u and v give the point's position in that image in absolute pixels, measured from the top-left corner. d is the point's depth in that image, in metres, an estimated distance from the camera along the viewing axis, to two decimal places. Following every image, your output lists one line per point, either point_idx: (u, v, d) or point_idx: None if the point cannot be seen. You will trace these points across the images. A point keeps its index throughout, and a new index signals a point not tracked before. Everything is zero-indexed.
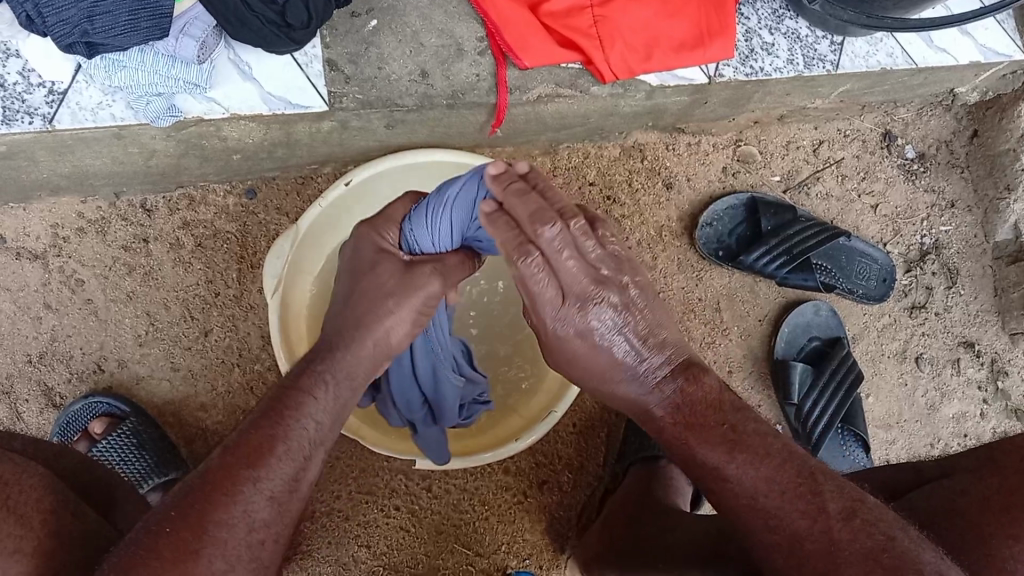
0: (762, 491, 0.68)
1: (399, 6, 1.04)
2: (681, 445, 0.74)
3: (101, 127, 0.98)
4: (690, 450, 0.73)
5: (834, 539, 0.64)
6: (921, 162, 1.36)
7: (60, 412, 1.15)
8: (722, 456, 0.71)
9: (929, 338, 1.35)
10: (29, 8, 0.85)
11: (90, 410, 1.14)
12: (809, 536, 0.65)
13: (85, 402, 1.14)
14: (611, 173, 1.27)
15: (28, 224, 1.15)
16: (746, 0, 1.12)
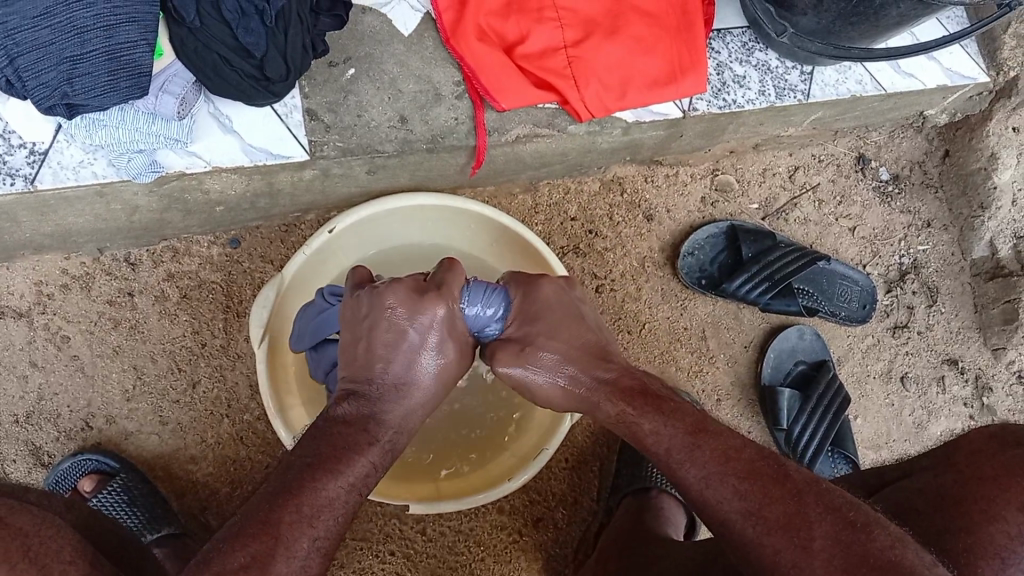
0: (737, 495, 0.69)
1: (376, 54, 1.05)
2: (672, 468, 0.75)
3: (83, 185, 0.98)
4: (679, 474, 0.74)
5: (810, 520, 0.65)
6: (895, 183, 1.38)
7: (49, 471, 1.14)
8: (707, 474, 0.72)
9: (913, 357, 1.36)
10: (9, 73, 0.85)
11: (80, 468, 1.13)
12: (783, 520, 0.66)
13: (74, 460, 1.13)
14: (592, 208, 1.29)
15: (12, 283, 1.15)
16: (716, 35, 1.15)
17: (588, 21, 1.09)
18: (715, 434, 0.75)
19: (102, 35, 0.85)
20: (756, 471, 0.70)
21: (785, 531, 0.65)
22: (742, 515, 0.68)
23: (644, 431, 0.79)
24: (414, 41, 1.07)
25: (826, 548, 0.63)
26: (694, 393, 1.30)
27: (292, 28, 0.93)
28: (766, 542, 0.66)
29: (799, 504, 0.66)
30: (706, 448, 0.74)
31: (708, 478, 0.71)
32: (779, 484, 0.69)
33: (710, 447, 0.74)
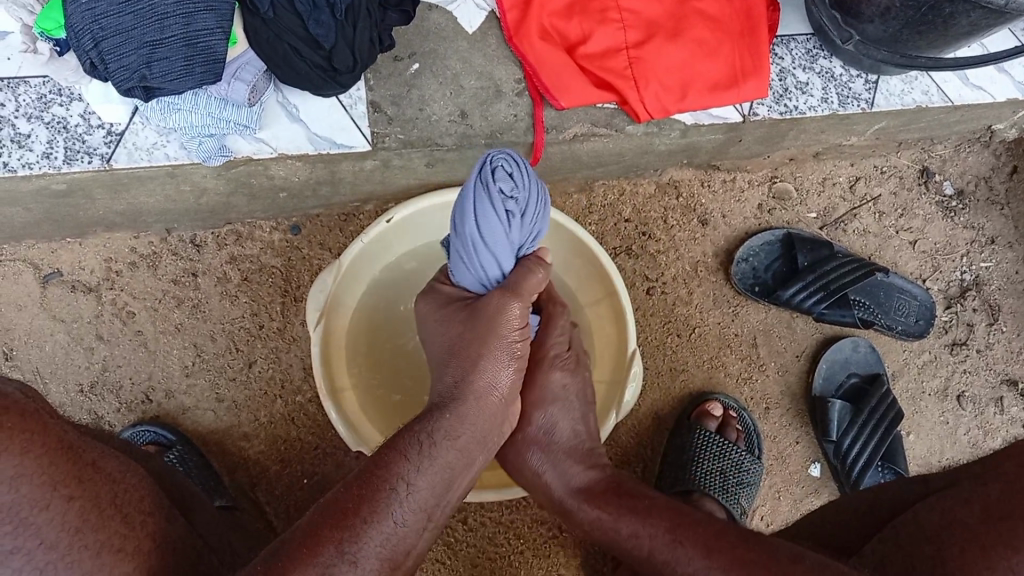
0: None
1: (440, 49, 1.08)
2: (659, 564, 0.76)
3: (155, 166, 1.02)
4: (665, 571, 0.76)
5: None
6: (960, 199, 1.35)
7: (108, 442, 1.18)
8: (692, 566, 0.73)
9: (970, 376, 1.33)
10: (94, 56, 0.89)
11: (138, 439, 1.17)
12: None
13: (133, 430, 1.17)
14: (647, 210, 1.29)
15: (84, 259, 1.20)
16: (779, 41, 1.14)
17: (651, 23, 1.10)
18: (693, 526, 0.77)
19: (181, 22, 0.89)
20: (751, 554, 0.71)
21: None
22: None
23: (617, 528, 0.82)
24: (477, 39, 1.09)
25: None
26: (742, 400, 1.29)
27: (361, 22, 0.95)
28: None
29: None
30: (687, 543, 0.75)
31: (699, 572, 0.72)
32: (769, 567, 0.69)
33: (688, 544, 0.75)
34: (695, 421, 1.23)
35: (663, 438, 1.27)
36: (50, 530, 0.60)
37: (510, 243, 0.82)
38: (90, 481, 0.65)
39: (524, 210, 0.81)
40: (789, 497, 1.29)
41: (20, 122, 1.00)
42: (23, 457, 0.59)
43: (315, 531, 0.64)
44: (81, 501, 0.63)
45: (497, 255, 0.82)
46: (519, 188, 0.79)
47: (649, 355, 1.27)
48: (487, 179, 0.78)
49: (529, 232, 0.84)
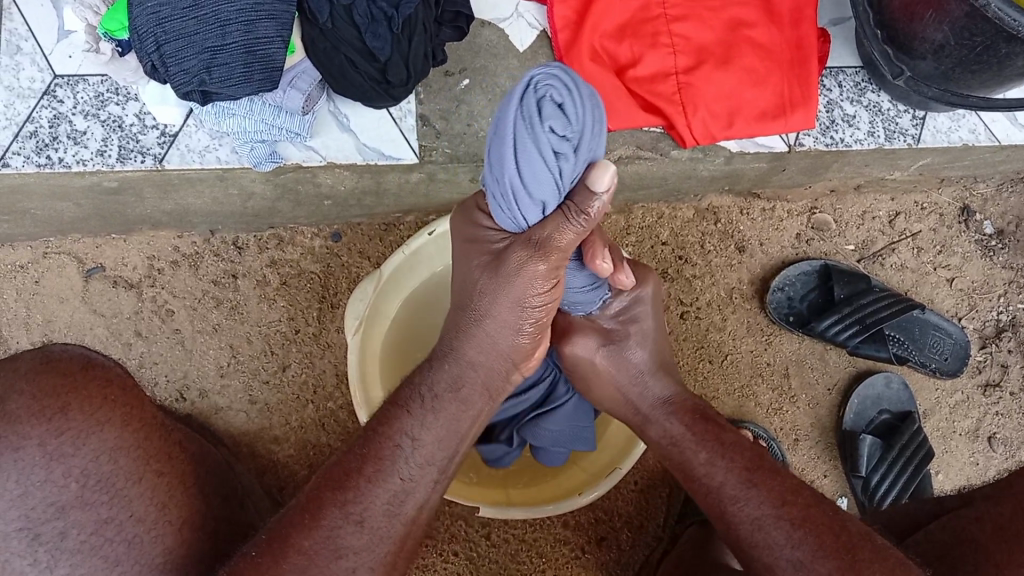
0: (789, 542, 0.75)
1: (490, 66, 1.09)
2: (728, 495, 0.82)
3: (206, 168, 1.04)
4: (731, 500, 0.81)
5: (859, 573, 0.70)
6: (1000, 239, 1.34)
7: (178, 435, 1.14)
8: (773, 511, 0.78)
9: (1003, 418, 1.32)
10: (155, 58, 0.91)
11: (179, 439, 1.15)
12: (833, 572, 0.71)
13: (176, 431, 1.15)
14: (685, 234, 1.29)
15: (127, 256, 1.22)
16: (828, 73, 1.15)
17: (702, 49, 1.10)
18: (769, 472, 0.82)
19: (242, 29, 0.91)
20: (812, 512, 0.77)
21: None
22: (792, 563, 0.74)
23: (693, 458, 0.87)
24: (528, 57, 1.10)
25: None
26: (772, 430, 1.29)
27: (417, 35, 0.97)
28: None
29: (852, 560, 0.72)
30: (762, 487, 0.81)
31: (760, 519, 0.78)
32: (835, 535, 0.74)
33: (771, 486, 0.81)
34: None
35: None
36: (141, 502, 0.71)
37: (550, 187, 0.65)
38: (178, 460, 0.77)
39: (579, 146, 0.63)
40: None
41: (78, 120, 1.02)
42: (124, 431, 0.72)
43: (320, 493, 0.74)
44: (168, 477, 0.74)
45: (536, 196, 0.66)
46: (570, 120, 0.61)
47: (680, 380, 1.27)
48: (528, 110, 0.60)
49: (582, 176, 0.66)
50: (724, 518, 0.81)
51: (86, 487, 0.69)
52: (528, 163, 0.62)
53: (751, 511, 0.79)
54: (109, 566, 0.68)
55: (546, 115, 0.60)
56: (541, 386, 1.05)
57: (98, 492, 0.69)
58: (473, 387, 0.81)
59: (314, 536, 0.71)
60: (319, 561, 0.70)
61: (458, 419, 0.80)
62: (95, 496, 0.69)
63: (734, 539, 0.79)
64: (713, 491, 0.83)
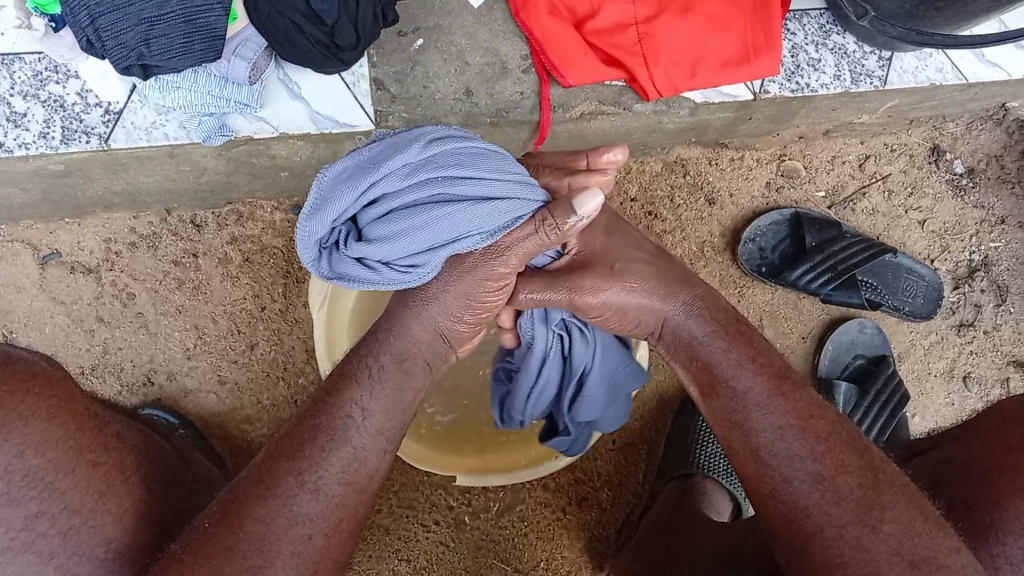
0: (811, 456, 0.71)
1: (445, 24, 1.05)
2: (753, 399, 0.76)
3: (154, 145, 1.00)
4: (748, 409, 0.76)
5: (882, 499, 0.67)
6: (970, 177, 1.33)
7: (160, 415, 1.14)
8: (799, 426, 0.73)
9: (977, 356, 1.33)
10: (89, 33, 0.87)
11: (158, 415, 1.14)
12: (859, 494, 0.68)
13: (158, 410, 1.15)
14: (653, 189, 1.27)
15: (83, 239, 1.18)
16: (792, 16, 1.12)
17: None
18: (797, 388, 0.77)
19: None
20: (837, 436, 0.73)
21: (856, 504, 0.68)
22: (810, 479, 0.70)
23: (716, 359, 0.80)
24: (483, 14, 1.06)
25: (895, 534, 0.65)
26: None
27: None
28: (843, 503, 0.68)
29: (876, 482, 0.69)
30: (788, 397, 0.76)
31: (784, 430, 0.74)
32: (860, 457, 0.71)
33: (794, 394, 0.76)
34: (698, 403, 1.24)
35: (668, 420, 1.27)
36: (75, 493, 0.70)
37: (437, 191, 0.74)
38: (113, 452, 0.75)
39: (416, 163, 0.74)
40: None
41: (16, 101, 0.98)
42: (50, 424, 0.70)
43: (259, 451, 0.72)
44: (104, 467, 0.73)
45: (447, 216, 0.74)
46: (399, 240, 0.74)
47: None
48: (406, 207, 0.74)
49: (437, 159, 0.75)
50: (745, 426, 0.76)
51: (11, 484, 0.67)
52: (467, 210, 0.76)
53: (773, 423, 0.74)
54: (44, 560, 0.66)
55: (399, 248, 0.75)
56: (549, 360, 0.93)
57: (24, 489, 0.67)
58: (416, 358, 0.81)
59: (270, 504, 0.69)
60: (275, 527, 0.68)
61: (403, 391, 0.79)
62: (22, 491, 0.67)
63: (751, 449, 0.74)
64: (730, 398, 0.78)
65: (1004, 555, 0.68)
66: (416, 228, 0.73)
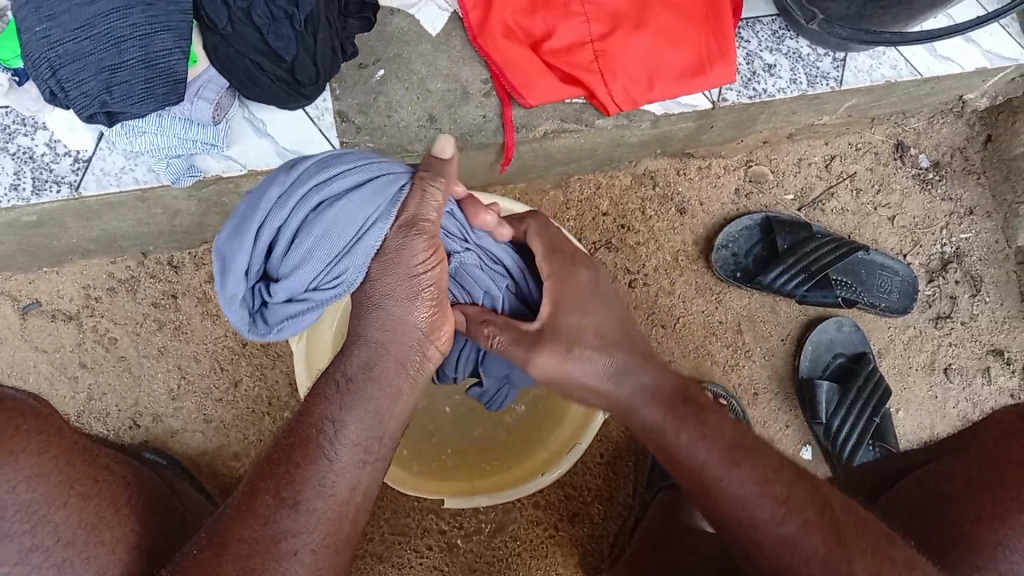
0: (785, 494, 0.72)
1: (404, 54, 1.07)
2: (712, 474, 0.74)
3: (125, 190, 1.02)
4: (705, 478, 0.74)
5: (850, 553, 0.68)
6: (936, 171, 1.35)
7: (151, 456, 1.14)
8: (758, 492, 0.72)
9: (957, 348, 1.33)
10: (52, 83, 0.88)
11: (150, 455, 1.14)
12: (824, 551, 0.68)
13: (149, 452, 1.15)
14: (624, 202, 1.28)
15: (62, 288, 1.19)
16: (745, 24, 1.14)
17: (615, 15, 1.09)
18: (751, 452, 0.75)
19: (138, 44, 0.89)
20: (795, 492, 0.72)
21: (823, 562, 0.68)
22: (780, 542, 0.70)
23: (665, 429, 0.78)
24: (441, 41, 1.08)
25: None
26: (731, 387, 1.29)
27: (321, 31, 0.94)
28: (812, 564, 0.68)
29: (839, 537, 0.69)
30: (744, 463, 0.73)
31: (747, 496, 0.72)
32: (819, 513, 0.70)
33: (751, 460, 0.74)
34: None
35: None
36: (68, 526, 0.70)
37: (322, 200, 0.72)
38: (105, 483, 0.76)
39: (283, 194, 0.72)
40: None
41: None
42: (41, 457, 0.71)
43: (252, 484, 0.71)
44: (95, 499, 0.73)
45: (344, 214, 0.72)
46: (299, 266, 0.72)
47: None
48: (295, 237, 0.72)
49: (300, 181, 0.73)
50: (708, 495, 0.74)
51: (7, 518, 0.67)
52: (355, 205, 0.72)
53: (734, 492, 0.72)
54: None
55: (304, 274, 0.72)
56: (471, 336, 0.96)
57: (18, 522, 0.68)
58: (390, 365, 0.75)
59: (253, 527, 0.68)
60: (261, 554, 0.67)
61: None
62: (15, 522, 0.68)
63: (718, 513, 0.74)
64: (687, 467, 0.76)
65: None
66: (316, 238, 0.71)
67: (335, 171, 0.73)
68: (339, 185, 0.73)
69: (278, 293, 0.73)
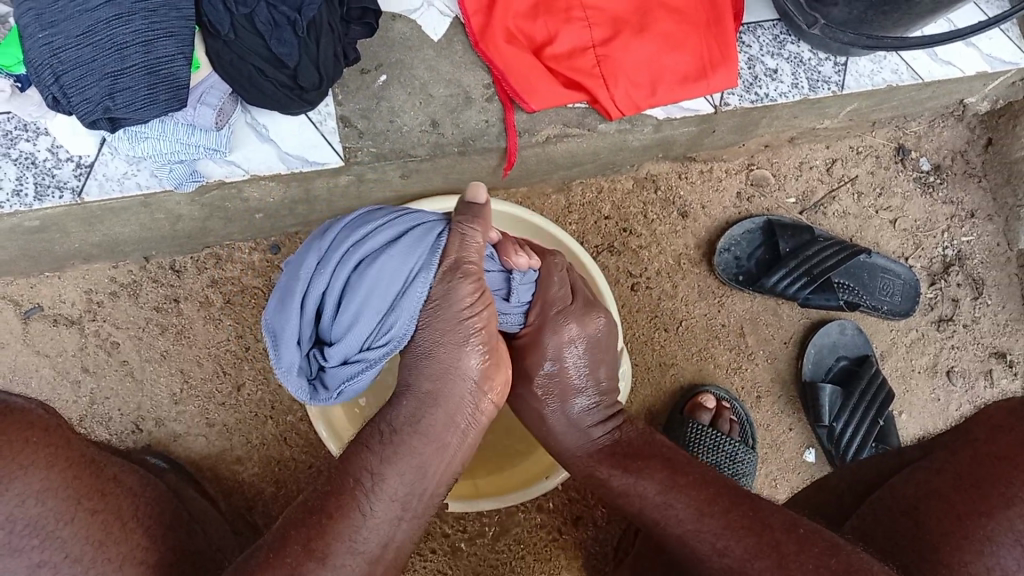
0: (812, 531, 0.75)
1: (407, 59, 1.07)
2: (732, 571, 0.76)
3: (128, 196, 1.02)
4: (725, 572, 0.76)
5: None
6: (937, 174, 1.35)
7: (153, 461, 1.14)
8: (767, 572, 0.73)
9: (959, 350, 1.34)
10: (55, 90, 0.89)
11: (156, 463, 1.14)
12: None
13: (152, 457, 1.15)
14: (626, 206, 1.28)
15: (64, 292, 1.19)
16: (747, 28, 1.14)
17: (616, 20, 1.09)
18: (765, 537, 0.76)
19: (141, 50, 0.88)
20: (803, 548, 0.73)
21: None
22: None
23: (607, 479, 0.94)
24: (444, 47, 1.09)
25: None
26: (733, 390, 1.29)
27: (323, 37, 0.95)
28: None
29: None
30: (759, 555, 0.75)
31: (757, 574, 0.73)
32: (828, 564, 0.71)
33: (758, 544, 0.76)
34: (687, 415, 1.23)
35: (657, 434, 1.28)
36: (75, 542, 0.70)
37: (358, 256, 0.79)
38: (112, 496, 0.76)
39: (324, 262, 0.80)
40: (785, 485, 1.28)
41: None
42: (50, 472, 0.72)
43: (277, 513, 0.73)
44: (103, 514, 0.74)
45: (382, 265, 0.79)
46: (348, 330, 0.79)
47: (637, 352, 1.27)
48: (340, 300, 0.79)
49: (338, 247, 0.80)
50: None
51: (14, 533, 0.68)
52: (393, 260, 0.79)
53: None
54: None
55: (354, 338, 0.79)
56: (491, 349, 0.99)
57: (28, 537, 0.69)
58: (436, 418, 0.80)
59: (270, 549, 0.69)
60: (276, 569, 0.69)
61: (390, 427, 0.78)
62: (26, 539, 0.68)
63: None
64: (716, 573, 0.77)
65: (999, 568, 0.69)
66: (362, 294, 0.78)
67: (368, 230, 0.81)
68: (376, 244, 0.80)
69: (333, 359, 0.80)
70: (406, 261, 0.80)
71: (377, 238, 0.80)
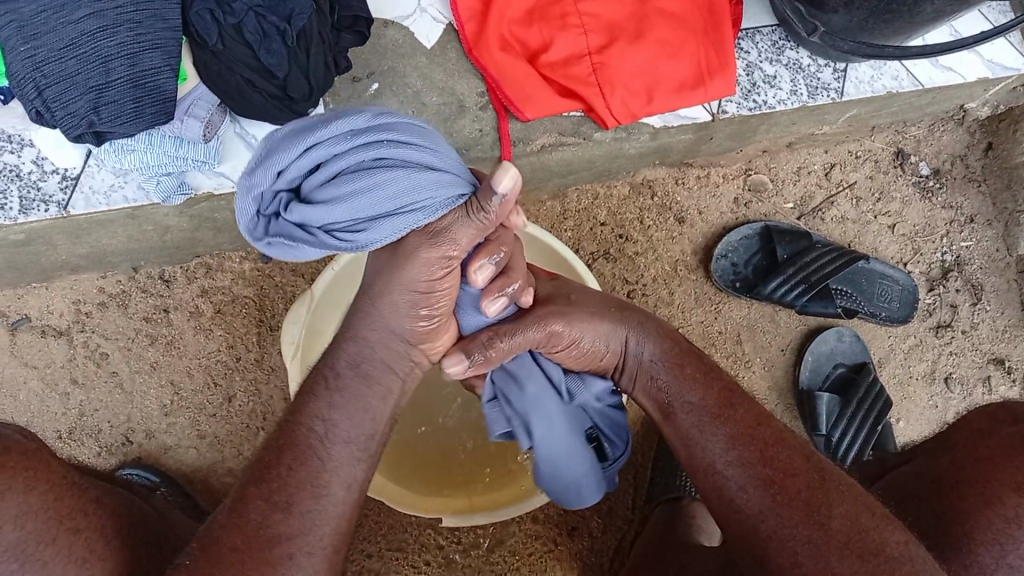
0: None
1: (399, 67, 1.05)
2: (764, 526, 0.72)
3: (114, 209, 1.00)
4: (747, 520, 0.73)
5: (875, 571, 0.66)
6: (936, 178, 1.34)
7: (143, 472, 1.14)
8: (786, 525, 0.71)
9: (957, 357, 1.33)
10: (38, 104, 0.86)
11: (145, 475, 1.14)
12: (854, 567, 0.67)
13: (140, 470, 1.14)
14: (622, 212, 1.27)
15: (52, 303, 1.17)
16: (745, 34, 1.12)
17: (612, 26, 1.07)
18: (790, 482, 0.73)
19: (126, 63, 0.86)
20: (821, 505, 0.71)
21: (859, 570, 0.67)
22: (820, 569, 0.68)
23: (671, 399, 0.83)
24: (436, 54, 1.07)
25: None
26: None
27: (313, 47, 0.93)
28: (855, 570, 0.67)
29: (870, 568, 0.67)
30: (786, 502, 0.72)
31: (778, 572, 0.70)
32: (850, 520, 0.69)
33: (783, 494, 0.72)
34: None
35: (653, 442, 1.26)
36: (58, 564, 0.69)
37: (374, 160, 0.68)
38: (95, 517, 0.75)
39: (343, 135, 0.68)
40: None
41: None
42: (29, 497, 0.69)
43: (245, 494, 0.71)
44: (85, 532, 0.72)
45: (397, 184, 0.68)
46: (300, 207, 0.68)
47: None
48: (321, 180, 0.68)
49: (369, 133, 0.68)
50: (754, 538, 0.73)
51: None
52: (393, 188, 0.68)
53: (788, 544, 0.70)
54: None
55: (299, 221, 0.68)
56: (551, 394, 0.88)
57: (7, 561, 0.67)
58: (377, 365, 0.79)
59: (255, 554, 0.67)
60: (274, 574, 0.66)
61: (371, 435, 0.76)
62: (3, 565, 0.67)
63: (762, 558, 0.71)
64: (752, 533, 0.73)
65: None
66: (339, 194, 0.67)
67: (405, 147, 0.69)
68: (397, 160, 0.68)
69: (280, 218, 0.69)
70: (401, 199, 0.69)
71: (404, 158, 0.69)
